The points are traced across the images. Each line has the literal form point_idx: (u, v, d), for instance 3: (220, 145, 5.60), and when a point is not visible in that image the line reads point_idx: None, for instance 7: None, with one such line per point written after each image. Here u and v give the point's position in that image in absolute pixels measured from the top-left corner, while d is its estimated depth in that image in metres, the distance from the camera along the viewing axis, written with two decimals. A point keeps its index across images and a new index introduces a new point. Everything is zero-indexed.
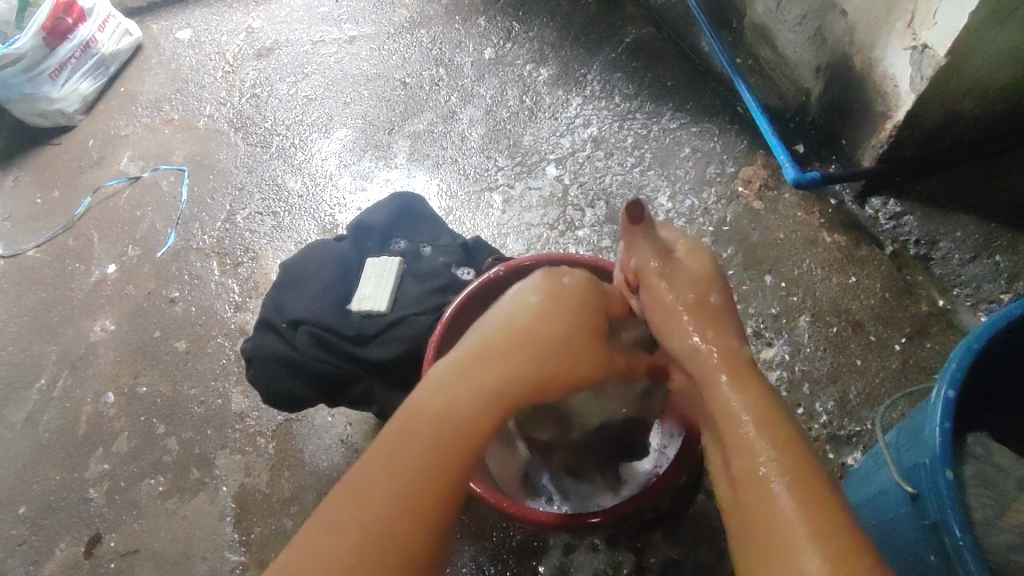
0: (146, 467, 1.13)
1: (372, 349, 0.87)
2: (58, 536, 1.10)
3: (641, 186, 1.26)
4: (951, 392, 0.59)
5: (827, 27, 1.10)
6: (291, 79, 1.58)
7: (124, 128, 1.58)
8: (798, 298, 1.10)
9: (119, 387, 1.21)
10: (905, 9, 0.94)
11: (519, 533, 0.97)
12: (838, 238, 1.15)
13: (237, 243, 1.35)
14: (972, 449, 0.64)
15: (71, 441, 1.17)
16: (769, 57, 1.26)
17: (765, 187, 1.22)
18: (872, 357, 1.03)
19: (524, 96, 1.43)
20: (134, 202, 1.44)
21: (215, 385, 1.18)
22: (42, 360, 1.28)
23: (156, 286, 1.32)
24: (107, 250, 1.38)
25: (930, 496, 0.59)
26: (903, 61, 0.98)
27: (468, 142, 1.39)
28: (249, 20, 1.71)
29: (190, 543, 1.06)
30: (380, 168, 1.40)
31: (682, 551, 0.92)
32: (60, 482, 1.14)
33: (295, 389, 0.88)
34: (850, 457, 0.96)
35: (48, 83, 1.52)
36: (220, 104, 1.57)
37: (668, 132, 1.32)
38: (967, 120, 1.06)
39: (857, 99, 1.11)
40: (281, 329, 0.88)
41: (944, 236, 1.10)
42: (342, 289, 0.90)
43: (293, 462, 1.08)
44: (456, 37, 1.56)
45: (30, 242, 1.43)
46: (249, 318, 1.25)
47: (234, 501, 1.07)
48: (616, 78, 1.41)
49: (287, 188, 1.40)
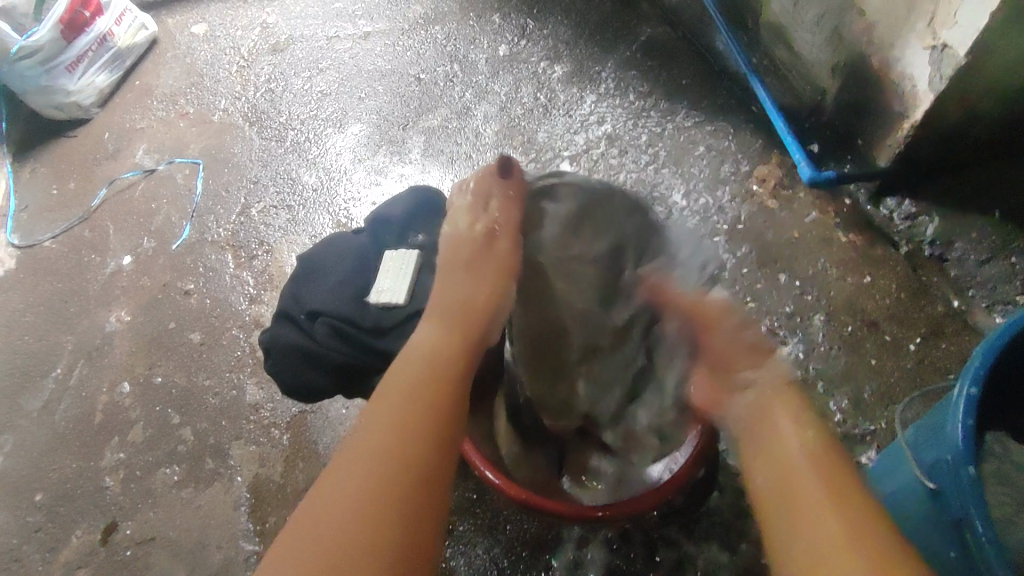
0: (161, 456, 1.14)
1: (391, 342, 0.87)
2: (75, 524, 1.11)
3: (655, 184, 1.26)
4: (974, 389, 0.59)
5: (844, 27, 1.10)
6: (306, 74, 1.59)
7: (140, 121, 1.59)
8: (812, 297, 1.10)
9: (135, 378, 1.22)
10: (925, 9, 0.94)
11: (534, 526, 0.97)
12: (852, 238, 1.15)
13: (252, 236, 1.35)
14: (991, 447, 0.64)
15: (87, 430, 1.18)
16: (785, 57, 1.26)
17: (780, 187, 1.22)
18: (886, 356, 1.03)
19: (538, 93, 1.43)
20: (150, 195, 1.45)
21: (231, 376, 1.19)
22: (58, 350, 1.29)
23: (172, 278, 1.33)
24: (123, 241, 1.40)
25: (952, 493, 0.59)
26: (922, 61, 0.98)
27: (483, 139, 1.40)
28: (264, 15, 1.72)
29: (205, 532, 1.06)
30: (395, 164, 1.41)
31: (696, 546, 0.92)
32: (76, 471, 1.15)
33: (313, 380, 0.88)
34: (864, 456, 0.97)
35: (65, 76, 1.53)
36: (235, 98, 1.58)
37: (683, 130, 1.32)
38: (986, 120, 1.06)
39: (874, 99, 1.11)
40: (300, 320, 0.88)
41: (959, 237, 1.10)
42: (361, 281, 0.90)
43: (308, 453, 1.09)
44: (471, 34, 1.56)
45: (46, 233, 1.44)
46: (264, 311, 1.26)
47: (248, 492, 1.08)
48: (630, 76, 1.41)
49: (301, 182, 1.41)
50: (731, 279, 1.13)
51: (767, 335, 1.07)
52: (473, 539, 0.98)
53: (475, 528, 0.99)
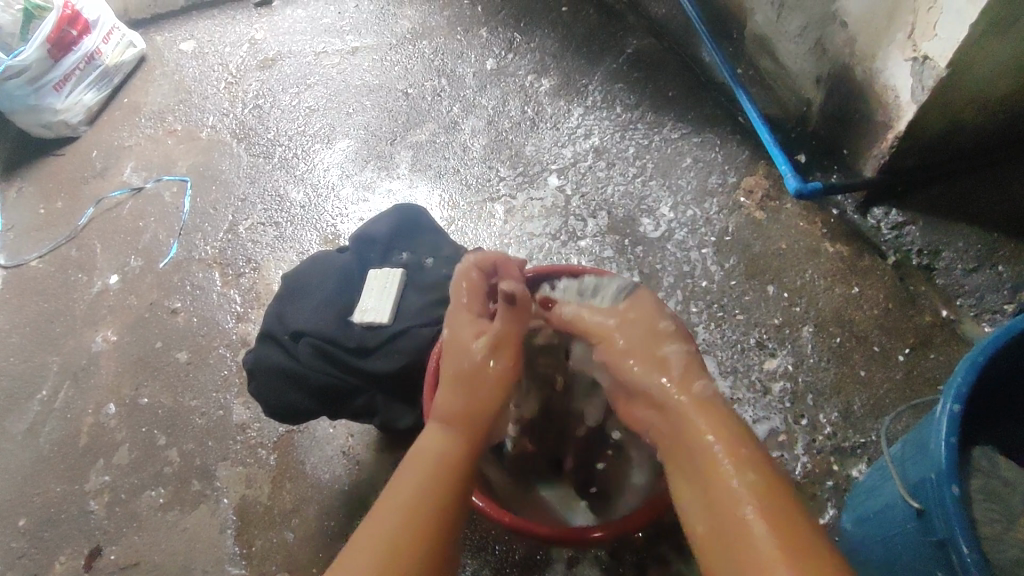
0: (147, 479, 1.12)
1: (375, 361, 0.86)
2: (60, 548, 1.09)
3: (643, 196, 1.26)
4: (957, 406, 0.59)
5: (827, 38, 1.10)
6: (294, 90, 1.59)
7: (127, 139, 1.59)
8: (801, 308, 1.09)
9: (121, 399, 1.21)
10: (905, 21, 0.94)
11: (523, 545, 0.96)
12: (840, 248, 1.14)
13: (239, 253, 1.35)
14: (978, 463, 0.63)
15: (72, 452, 1.17)
16: (771, 68, 1.26)
17: (767, 198, 1.22)
18: (876, 367, 1.03)
19: (525, 107, 1.43)
20: (137, 213, 1.45)
21: (218, 396, 1.18)
22: (43, 371, 1.27)
23: (159, 297, 1.32)
24: (109, 260, 1.39)
25: (936, 512, 0.59)
26: (904, 72, 0.98)
27: (470, 153, 1.40)
28: (252, 31, 1.73)
29: (191, 556, 1.05)
30: (383, 179, 1.40)
31: (686, 563, 0.91)
32: (61, 494, 1.13)
33: (297, 401, 0.87)
34: (855, 469, 0.96)
35: (53, 95, 1.53)
36: (223, 114, 1.57)
37: (669, 142, 1.32)
38: (969, 130, 1.06)
39: (858, 110, 1.11)
40: (284, 341, 0.88)
41: (947, 247, 1.10)
42: (344, 300, 0.90)
43: (295, 474, 1.08)
44: (458, 48, 1.57)
45: (32, 252, 1.44)
46: (251, 329, 1.25)
47: (235, 514, 1.07)
48: (617, 88, 1.41)
49: (289, 199, 1.41)
50: (719, 291, 1.13)
51: (756, 347, 1.06)
52: (461, 560, 0.96)
53: (462, 549, 0.97)
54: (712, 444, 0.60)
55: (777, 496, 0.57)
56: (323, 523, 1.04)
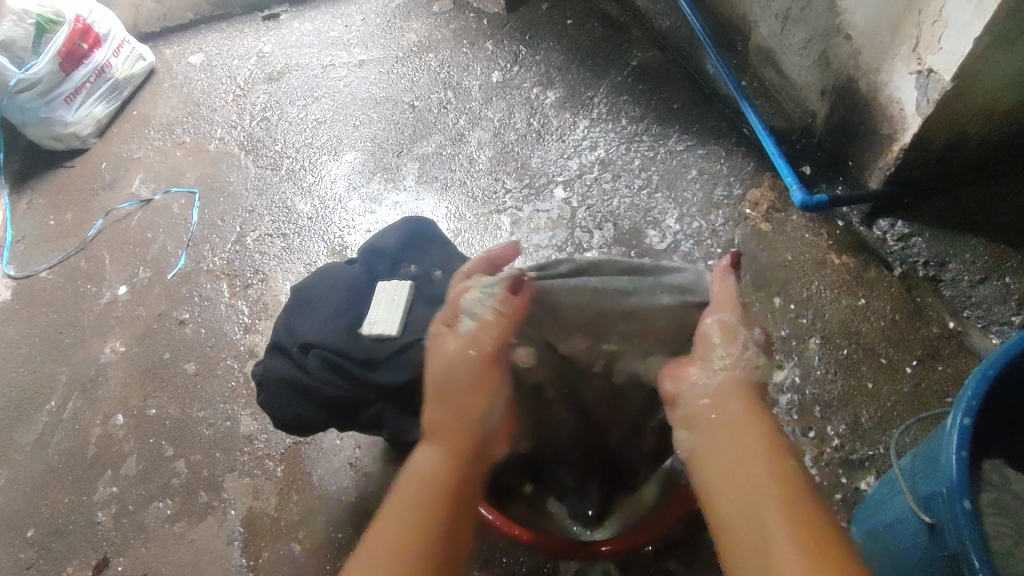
0: (154, 490, 1.12)
1: (383, 373, 0.86)
2: (67, 559, 1.09)
3: (648, 208, 1.27)
4: (967, 420, 0.59)
5: (831, 51, 1.11)
6: (301, 102, 1.60)
7: (136, 151, 1.60)
8: (807, 320, 1.09)
9: (129, 410, 1.21)
10: (910, 34, 0.95)
11: (530, 558, 0.96)
12: (846, 260, 1.15)
13: (247, 264, 1.36)
14: (988, 476, 0.63)
15: (80, 464, 1.18)
16: (775, 80, 1.27)
17: (772, 210, 1.22)
18: (883, 380, 1.02)
19: (530, 119, 1.44)
20: (146, 224, 1.46)
21: (225, 408, 1.18)
22: (52, 382, 1.28)
23: (167, 308, 1.32)
24: (118, 271, 1.40)
25: (948, 526, 0.59)
26: (909, 85, 0.99)
27: (476, 165, 1.41)
28: (260, 44, 1.75)
29: (198, 567, 1.05)
30: (389, 191, 1.41)
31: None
32: (68, 505, 1.14)
33: (306, 413, 0.88)
34: (864, 482, 0.95)
35: (63, 107, 1.55)
36: (231, 127, 1.59)
37: (675, 154, 1.33)
38: (975, 141, 1.07)
39: (863, 122, 1.12)
40: (292, 353, 0.88)
41: (953, 258, 1.10)
42: (352, 312, 0.90)
43: (302, 485, 1.08)
44: (464, 61, 1.58)
45: (42, 263, 1.45)
46: (259, 340, 1.25)
47: (242, 525, 1.07)
48: (622, 100, 1.42)
49: (296, 211, 1.42)
50: None
51: None
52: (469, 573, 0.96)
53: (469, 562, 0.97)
54: (766, 461, 0.57)
55: (813, 523, 0.52)
56: (330, 535, 1.03)
